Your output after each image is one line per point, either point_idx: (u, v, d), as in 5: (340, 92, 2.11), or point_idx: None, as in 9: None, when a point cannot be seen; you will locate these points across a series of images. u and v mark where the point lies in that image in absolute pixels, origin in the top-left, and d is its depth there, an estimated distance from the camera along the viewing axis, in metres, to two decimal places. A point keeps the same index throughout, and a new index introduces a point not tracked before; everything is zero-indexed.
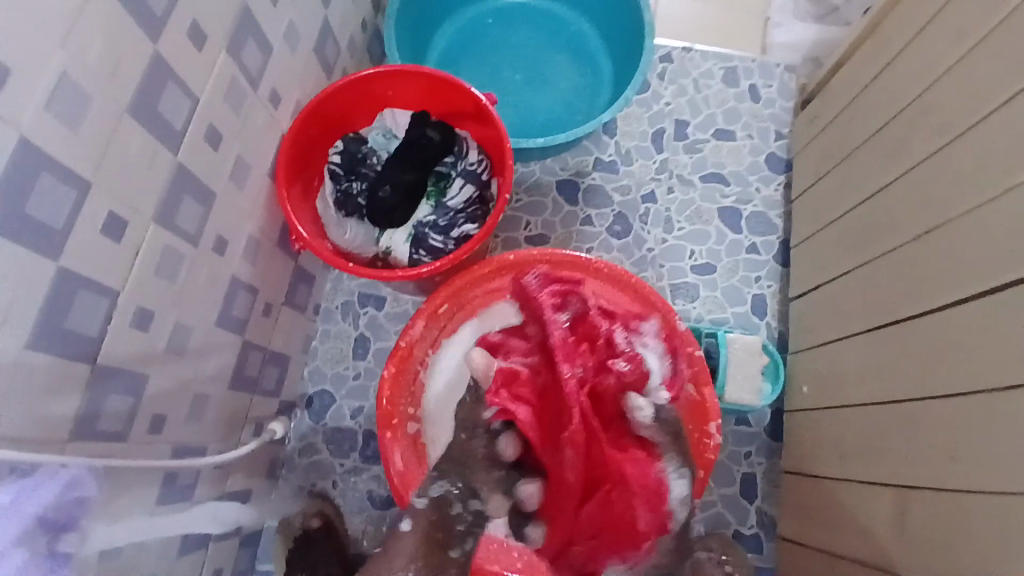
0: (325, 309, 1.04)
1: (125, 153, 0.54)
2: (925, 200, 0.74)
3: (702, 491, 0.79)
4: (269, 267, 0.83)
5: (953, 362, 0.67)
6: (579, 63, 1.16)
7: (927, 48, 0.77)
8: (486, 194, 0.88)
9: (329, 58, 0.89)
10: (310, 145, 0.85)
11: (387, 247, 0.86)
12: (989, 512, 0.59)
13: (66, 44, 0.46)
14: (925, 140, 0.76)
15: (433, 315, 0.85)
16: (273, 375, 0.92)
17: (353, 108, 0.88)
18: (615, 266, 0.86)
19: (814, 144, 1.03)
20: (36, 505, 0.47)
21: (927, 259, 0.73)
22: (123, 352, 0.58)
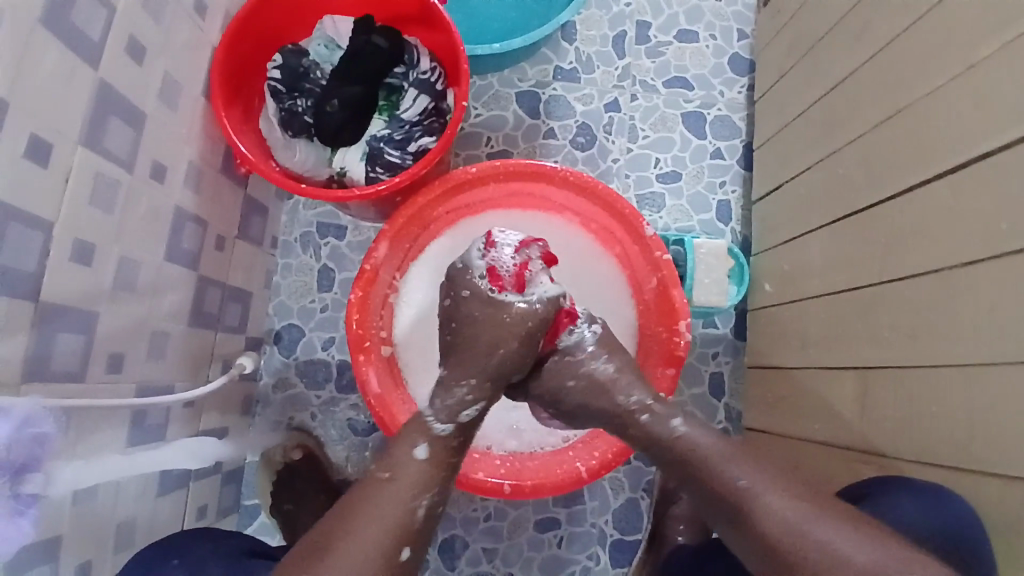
0: (283, 242, 1.00)
1: (40, 68, 0.49)
2: (893, 86, 0.73)
3: (675, 386, 0.82)
4: (216, 196, 0.78)
5: (915, 246, 0.68)
6: None
7: None
8: (442, 105, 0.83)
9: None
10: (245, 61, 0.78)
11: (342, 168, 0.81)
12: (947, 384, 0.62)
13: None
14: (889, 24, 0.74)
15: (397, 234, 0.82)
16: (236, 311, 0.89)
17: (289, 19, 0.81)
18: (582, 174, 0.83)
19: (778, 40, 1.00)
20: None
21: (886, 147, 0.73)
22: (68, 289, 0.55)
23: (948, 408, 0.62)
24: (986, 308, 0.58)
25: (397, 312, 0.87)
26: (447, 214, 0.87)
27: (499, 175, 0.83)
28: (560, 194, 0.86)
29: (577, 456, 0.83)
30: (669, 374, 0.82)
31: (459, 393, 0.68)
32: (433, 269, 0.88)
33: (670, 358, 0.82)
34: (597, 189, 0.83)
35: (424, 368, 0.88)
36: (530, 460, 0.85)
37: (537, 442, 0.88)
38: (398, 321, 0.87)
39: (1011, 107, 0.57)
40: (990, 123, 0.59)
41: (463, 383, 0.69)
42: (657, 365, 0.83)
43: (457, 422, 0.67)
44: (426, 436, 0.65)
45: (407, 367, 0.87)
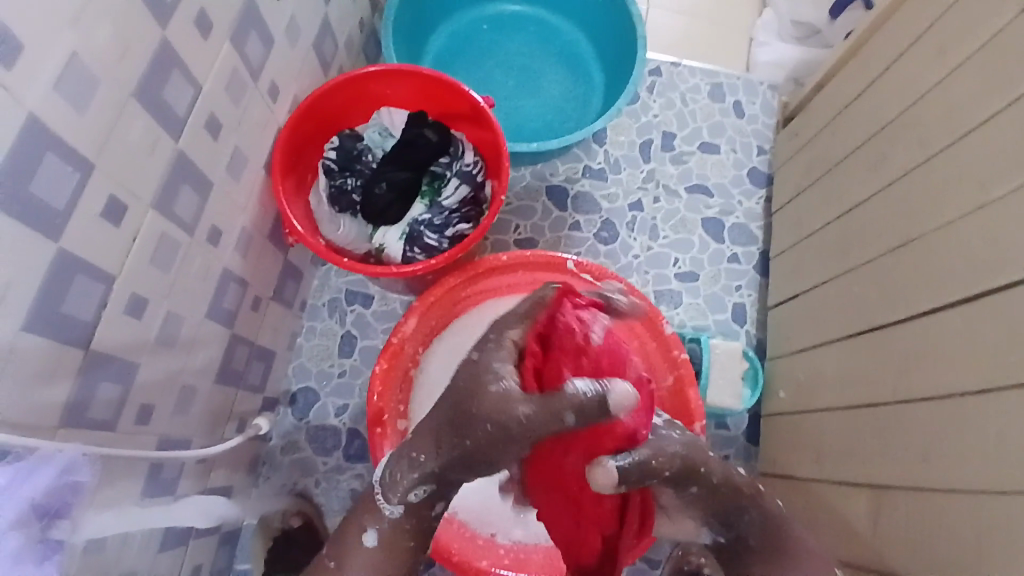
0: (311, 306, 1.03)
1: (129, 137, 0.54)
2: (905, 213, 0.77)
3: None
4: (260, 260, 0.82)
5: (930, 369, 0.69)
6: (571, 73, 1.18)
7: (909, 72, 0.81)
8: (480, 195, 0.89)
9: (327, 55, 0.89)
10: (304, 141, 0.85)
11: (381, 245, 0.86)
12: (965, 512, 0.62)
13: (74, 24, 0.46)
14: (902, 159, 0.80)
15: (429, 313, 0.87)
16: (259, 370, 0.91)
17: (350, 107, 0.88)
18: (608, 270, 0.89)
19: (796, 158, 1.07)
20: (27, 490, 0.46)
21: (900, 271, 0.77)
22: (117, 340, 0.58)
23: (963, 535, 0.62)
24: (998, 438, 0.59)
25: None
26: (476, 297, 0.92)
27: (528, 265, 0.89)
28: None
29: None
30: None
31: (405, 471, 0.63)
32: None
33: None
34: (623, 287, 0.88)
35: None
36: (535, 553, 0.83)
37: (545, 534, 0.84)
38: None
39: (1019, 245, 0.60)
40: (999, 260, 0.63)
41: (401, 476, 0.63)
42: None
43: (404, 504, 0.65)
44: (376, 521, 0.68)
45: None
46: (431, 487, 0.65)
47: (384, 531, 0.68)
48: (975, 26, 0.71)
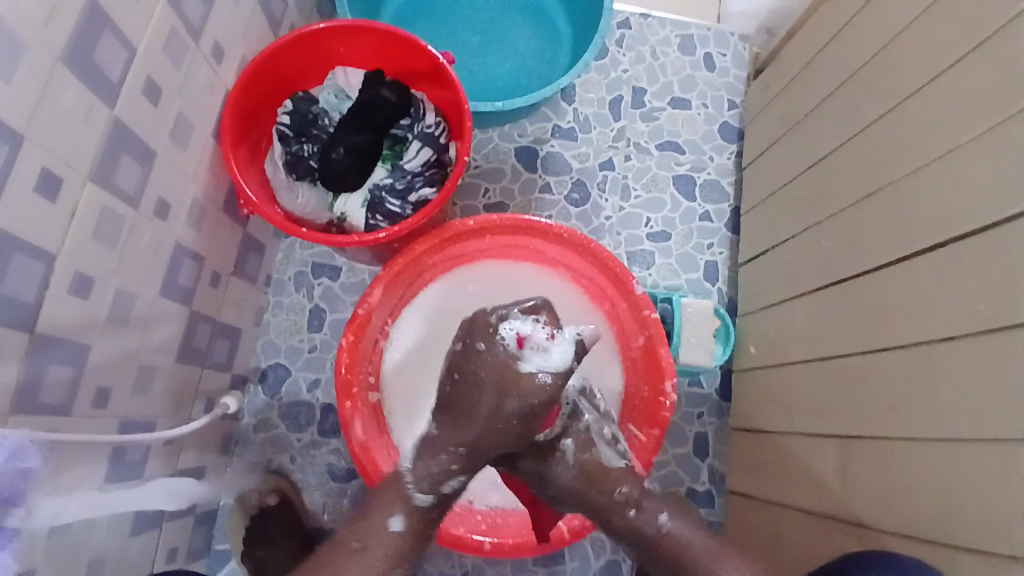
0: (277, 280, 1.00)
1: (59, 103, 0.50)
2: (874, 165, 0.77)
3: (660, 447, 0.82)
4: (216, 234, 0.79)
5: (899, 317, 0.70)
6: (537, 28, 1.14)
7: (879, 17, 0.79)
8: (444, 158, 0.86)
9: (275, 13, 0.84)
10: (255, 106, 0.80)
11: (342, 213, 0.83)
12: (930, 456, 0.63)
13: None
14: (871, 108, 0.78)
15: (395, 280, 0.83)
16: (225, 347, 0.89)
17: (303, 68, 0.84)
18: (576, 231, 0.86)
19: (767, 113, 1.06)
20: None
21: (868, 222, 0.76)
22: (63, 322, 0.55)
23: (930, 480, 0.63)
24: (966, 385, 0.60)
25: (386, 356, 0.87)
26: (440, 263, 0.89)
27: (494, 229, 0.86)
28: (554, 249, 0.89)
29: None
30: (653, 435, 0.82)
31: (444, 459, 0.69)
32: (425, 317, 0.89)
33: (655, 419, 0.83)
34: (591, 247, 0.85)
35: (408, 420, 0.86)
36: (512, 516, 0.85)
37: None
38: (386, 366, 0.87)
39: (991, 191, 0.60)
40: (966, 208, 0.62)
41: (447, 451, 0.69)
42: (642, 425, 0.84)
43: (438, 494, 0.68)
44: (403, 507, 0.66)
45: (392, 414, 0.87)
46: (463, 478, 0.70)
47: (409, 521, 0.65)
48: None
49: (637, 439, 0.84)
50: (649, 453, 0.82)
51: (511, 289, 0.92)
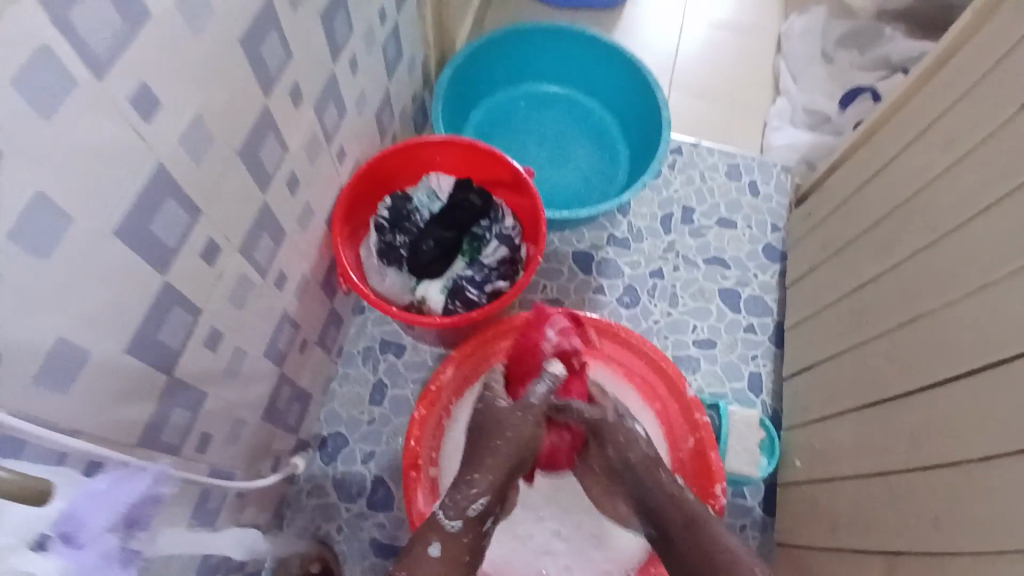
0: (346, 353, 1.08)
1: (229, 187, 0.61)
2: (915, 293, 0.83)
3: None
4: (311, 306, 0.89)
5: (941, 435, 0.73)
6: (599, 149, 1.29)
7: (916, 164, 0.89)
8: (517, 255, 0.95)
9: (385, 123, 0.99)
10: (361, 198, 0.93)
11: (423, 296, 0.91)
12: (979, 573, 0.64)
13: (206, 89, 0.53)
14: (911, 243, 0.86)
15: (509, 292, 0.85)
16: (297, 410, 0.96)
17: (406, 170, 0.98)
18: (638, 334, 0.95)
19: (811, 237, 1.14)
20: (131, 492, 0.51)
21: (911, 344, 0.82)
22: (192, 369, 0.63)
23: None
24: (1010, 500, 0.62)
25: (448, 434, 0.93)
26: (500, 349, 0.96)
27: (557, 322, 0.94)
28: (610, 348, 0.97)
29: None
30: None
31: (466, 487, 0.73)
32: None
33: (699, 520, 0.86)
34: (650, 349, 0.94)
35: None
36: None
37: None
38: (446, 443, 0.92)
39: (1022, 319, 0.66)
40: (1005, 337, 0.67)
41: (469, 478, 0.73)
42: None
43: (466, 518, 0.71)
44: (439, 534, 0.70)
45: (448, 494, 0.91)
46: (488, 499, 0.73)
47: (447, 543, 0.70)
48: (974, 127, 0.79)
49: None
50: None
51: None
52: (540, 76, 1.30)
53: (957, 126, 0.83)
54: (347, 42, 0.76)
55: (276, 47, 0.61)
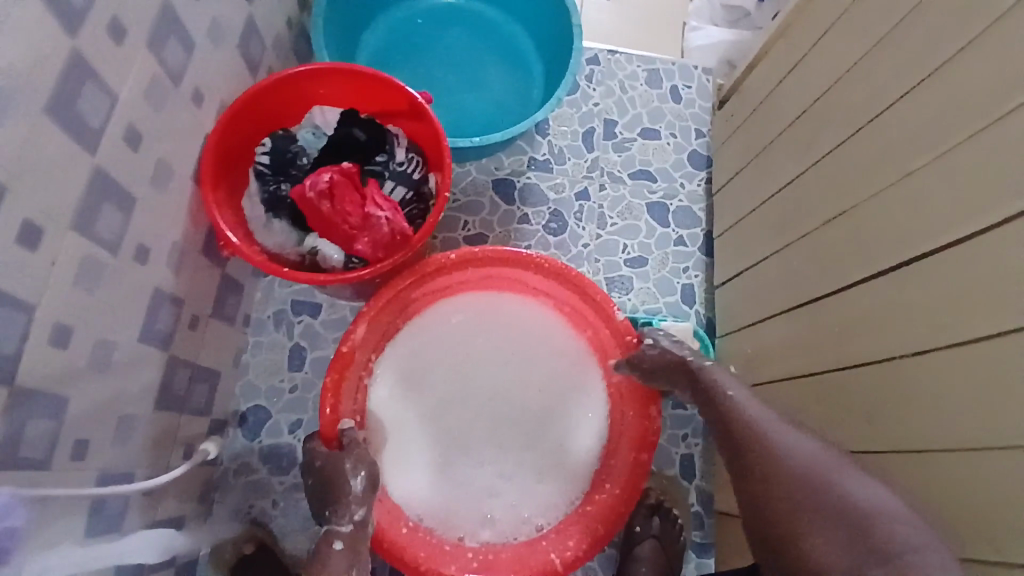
0: (256, 320, 0.99)
1: (42, 154, 0.50)
2: (838, 190, 0.80)
3: (648, 472, 0.84)
4: (195, 277, 0.79)
5: (869, 333, 0.73)
6: (511, 65, 1.18)
7: (831, 52, 0.84)
8: (423, 190, 0.85)
9: (254, 56, 0.86)
10: (235, 145, 0.80)
11: (314, 248, 0.79)
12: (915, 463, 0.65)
13: None
14: (830, 138, 0.82)
15: (390, 248, 0.76)
16: (204, 391, 0.88)
17: (283, 107, 0.85)
18: (564, 264, 0.87)
19: (733, 140, 1.10)
20: None
21: (835, 243, 0.80)
22: (43, 372, 0.54)
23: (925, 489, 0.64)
24: (948, 395, 0.62)
25: (372, 392, 0.89)
26: (422, 296, 0.91)
27: (468, 262, 0.87)
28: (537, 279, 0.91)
29: (553, 550, 0.81)
30: (641, 459, 0.84)
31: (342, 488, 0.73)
32: (409, 352, 0.92)
33: (643, 443, 0.84)
34: (574, 276, 0.87)
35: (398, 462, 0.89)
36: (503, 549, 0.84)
37: (512, 532, 0.88)
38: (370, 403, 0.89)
39: (948, 209, 0.63)
40: (930, 228, 0.65)
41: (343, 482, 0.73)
42: (631, 450, 0.86)
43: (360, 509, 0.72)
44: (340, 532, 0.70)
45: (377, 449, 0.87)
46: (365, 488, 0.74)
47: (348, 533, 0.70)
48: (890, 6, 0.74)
49: (626, 465, 0.85)
50: (636, 478, 0.83)
51: (495, 318, 0.94)
52: None
53: (871, 9, 0.77)
54: None
55: None
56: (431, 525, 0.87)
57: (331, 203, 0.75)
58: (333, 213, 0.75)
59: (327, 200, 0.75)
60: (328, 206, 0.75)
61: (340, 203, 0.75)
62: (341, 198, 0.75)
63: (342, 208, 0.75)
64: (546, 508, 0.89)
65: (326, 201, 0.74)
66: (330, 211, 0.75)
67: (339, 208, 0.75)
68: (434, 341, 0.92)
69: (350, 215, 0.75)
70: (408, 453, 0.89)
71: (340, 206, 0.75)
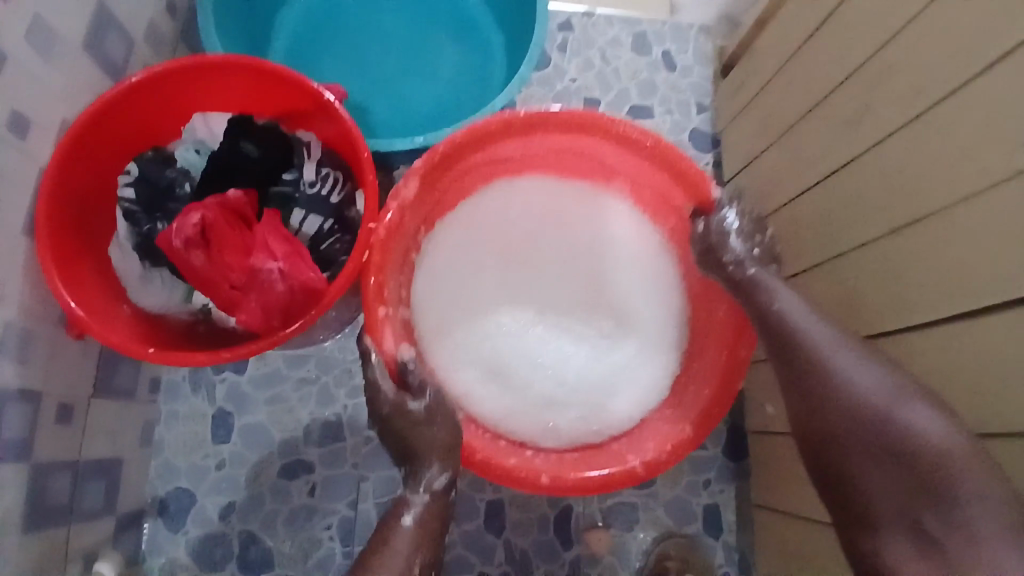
0: (168, 383, 0.80)
1: None
2: (903, 186, 0.59)
3: (746, 372, 0.68)
4: (55, 354, 0.60)
5: (962, 393, 0.53)
6: (464, 39, 0.97)
7: (877, 1, 0.63)
8: (348, 213, 0.64)
9: (116, 55, 0.65)
10: (90, 178, 0.60)
11: (205, 305, 0.62)
12: None
13: None
14: (888, 115, 0.61)
15: (289, 311, 0.57)
16: (101, 487, 0.69)
17: (150, 117, 0.63)
18: (664, 139, 0.70)
19: (747, 116, 0.89)
20: None
21: (899, 263, 0.59)
22: None
23: None
24: None
25: (427, 252, 0.77)
26: (482, 166, 0.75)
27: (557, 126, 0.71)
28: (616, 154, 0.74)
29: (631, 454, 0.69)
30: (738, 356, 0.68)
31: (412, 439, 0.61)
32: (479, 215, 0.79)
33: (739, 336, 0.69)
34: (670, 153, 0.70)
35: (457, 342, 0.75)
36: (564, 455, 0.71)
37: (575, 434, 0.74)
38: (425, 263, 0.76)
39: None
40: None
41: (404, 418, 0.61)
42: (721, 350, 0.71)
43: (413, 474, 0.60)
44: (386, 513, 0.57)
45: (424, 326, 0.75)
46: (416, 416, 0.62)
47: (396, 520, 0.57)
48: None
49: (716, 365, 0.70)
50: (732, 378, 0.68)
51: (563, 198, 0.81)
52: None
53: None
54: None
55: None
56: (495, 423, 0.74)
57: (206, 256, 0.56)
58: (209, 268, 0.56)
59: (200, 255, 0.56)
60: (203, 259, 0.56)
61: (216, 255, 0.56)
62: (219, 247, 0.56)
63: (220, 262, 0.56)
64: (624, 406, 0.75)
65: (198, 253, 0.56)
66: (207, 266, 0.56)
67: (217, 263, 0.56)
68: (509, 211, 0.79)
69: (232, 271, 0.56)
70: (462, 337, 0.75)
71: (218, 258, 0.56)
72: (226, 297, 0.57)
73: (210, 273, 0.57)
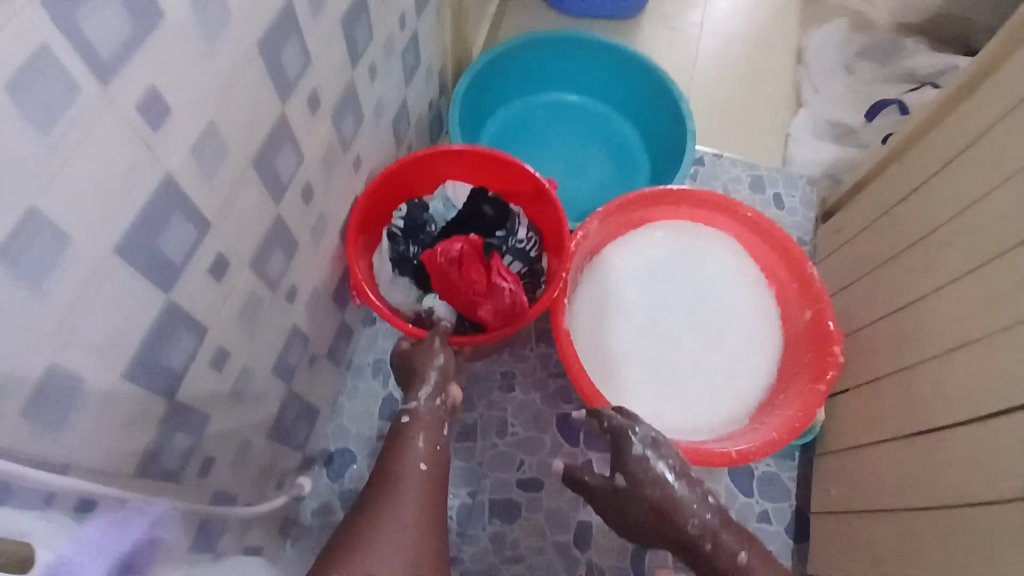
0: (356, 365, 1.04)
1: (239, 202, 0.55)
2: (960, 317, 0.78)
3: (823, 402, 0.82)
4: (323, 316, 0.85)
5: (993, 470, 0.68)
6: (619, 158, 1.25)
7: (956, 185, 0.84)
8: (536, 268, 0.92)
9: (401, 129, 0.95)
10: (377, 209, 0.88)
11: (429, 308, 0.86)
12: None
13: (213, 90, 0.47)
14: (955, 263, 0.81)
15: (511, 317, 0.82)
16: (305, 427, 0.91)
17: (416, 179, 0.92)
18: (772, 220, 0.93)
19: (840, 255, 1.10)
20: None
21: (957, 374, 0.76)
22: (196, 392, 0.58)
23: None
24: None
25: (587, 270, 0.99)
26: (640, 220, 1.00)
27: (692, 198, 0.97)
28: (739, 230, 0.98)
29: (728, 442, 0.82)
30: (818, 389, 0.83)
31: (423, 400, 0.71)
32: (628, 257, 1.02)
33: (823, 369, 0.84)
34: (777, 232, 0.93)
35: (599, 342, 0.95)
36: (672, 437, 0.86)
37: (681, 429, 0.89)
38: (584, 278, 0.98)
39: None
40: None
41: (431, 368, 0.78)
42: (807, 382, 0.86)
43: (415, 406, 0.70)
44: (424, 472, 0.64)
45: (578, 324, 0.95)
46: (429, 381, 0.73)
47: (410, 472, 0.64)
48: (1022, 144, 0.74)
49: (801, 393, 0.85)
50: (812, 404, 0.82)
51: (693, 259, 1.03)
52: (561, 83, 1.27)
53: (1001, 146, 0.78)
54: (366, 44, 0.71)
55: (295, 51, 0.56)
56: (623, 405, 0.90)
57: (458, 270, 0.82)
58: (460, 279, 0.82)
59: (455, 269, 0.82)
60: (456, 273, 0.82)
61: (466, 270, 0.82)
62: (468, 265, 0.82)
63: (468, 276, 0.82)
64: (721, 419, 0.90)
65: (453, 268, 0.82)
66: (457, 278, 0.82)
67: (466, 276, 0.82)
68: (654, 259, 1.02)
69: (475, 283, 0.82)
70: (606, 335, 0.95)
71: (467, 271, 0.82)
72: (467, 299, 0.83)
73: (458, 282, 0.83)
